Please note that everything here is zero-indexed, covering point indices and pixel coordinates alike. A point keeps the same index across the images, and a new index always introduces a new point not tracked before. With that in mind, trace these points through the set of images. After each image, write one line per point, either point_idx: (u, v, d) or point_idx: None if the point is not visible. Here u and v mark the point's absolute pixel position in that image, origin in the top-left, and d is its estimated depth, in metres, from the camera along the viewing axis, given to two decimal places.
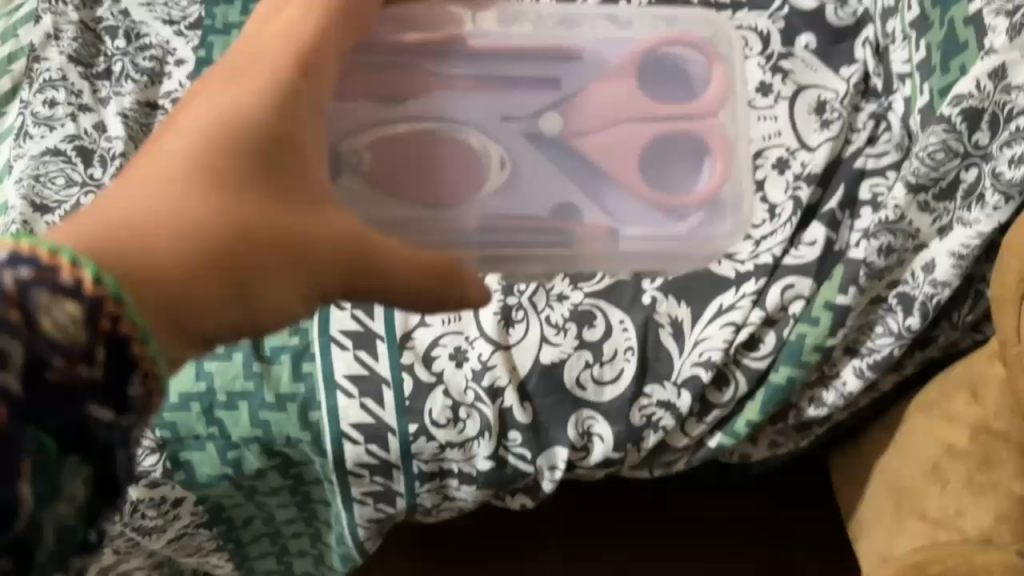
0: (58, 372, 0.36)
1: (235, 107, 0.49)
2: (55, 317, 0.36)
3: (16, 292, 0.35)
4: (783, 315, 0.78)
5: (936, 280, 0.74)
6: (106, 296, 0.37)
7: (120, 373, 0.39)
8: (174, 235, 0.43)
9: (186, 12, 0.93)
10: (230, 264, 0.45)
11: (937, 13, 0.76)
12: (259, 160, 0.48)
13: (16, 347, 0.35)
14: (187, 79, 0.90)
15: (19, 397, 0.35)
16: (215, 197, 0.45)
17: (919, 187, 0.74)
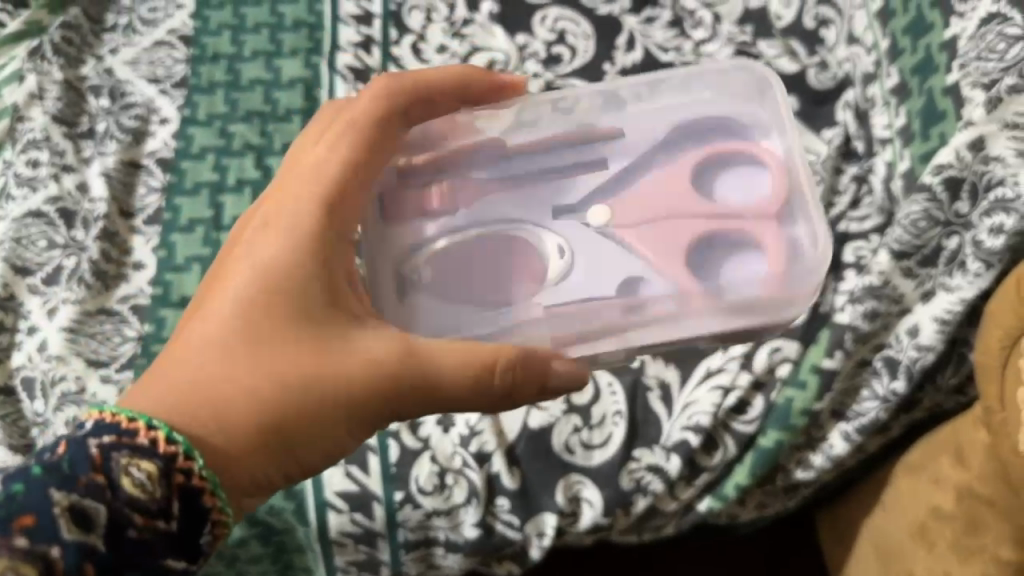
0: (138, 526, 0.47)
1: (269, 269, 0.57)
2: (134, 476, 0.48)
3: (101, 458, 0.47)
4: (771, 377, 0.79)
5: (920, 344, 0.73)
6: (175, 456, 0.50)
7: (187, 518, 0.50)
8: (219, 394, 0.54)
9: (171, 71, 0.93)
10: (275, 420, 0.55)
11: (915, 81, 0.79)
12: (289, 324, 0.56)
13: (98, 509, 0.46)
14: (171, 138, 0.90)
15: (102, 552, 0.45)
16: (257, 360, 0.55)
17: (902, 253, 0.75)
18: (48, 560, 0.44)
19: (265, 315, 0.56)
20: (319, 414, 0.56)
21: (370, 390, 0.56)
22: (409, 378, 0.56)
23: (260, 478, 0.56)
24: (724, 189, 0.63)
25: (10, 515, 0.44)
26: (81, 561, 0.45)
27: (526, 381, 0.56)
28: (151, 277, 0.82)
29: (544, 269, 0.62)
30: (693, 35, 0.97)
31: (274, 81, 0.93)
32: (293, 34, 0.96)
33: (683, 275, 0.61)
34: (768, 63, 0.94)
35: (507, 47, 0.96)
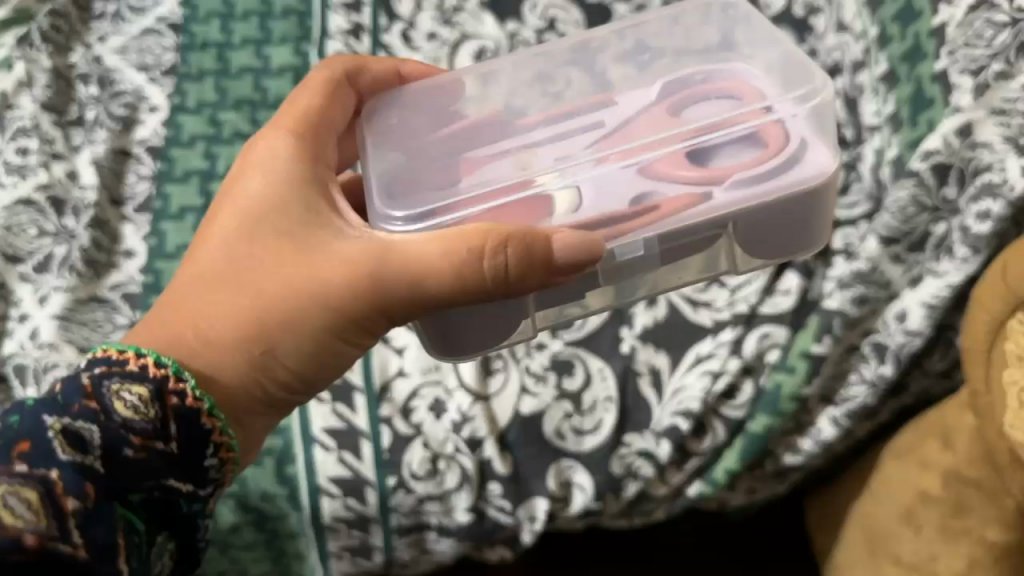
0: (133, 446, 0.52)
1: (252, 204, 0.60)
2: (124, 399, 0.53)
3: (92, 386, 0.53)
4: (760, 363, 0.80)
5: (908, 329, 0.74)
6: (165, 381, 0.54)
7: (186, 440, 0.55)
8: (202, 322, 0.58)
9: (160, 59, 0.93)
10: (270, 336, 0.58)
11: (904, 68, 0.79)
12: (271, 247, 0.59)
13: (92, 431, 0.51)
14: (160, 126, 0.89)
15: (102, 473, 0.51)
16: (244, 284, 0.58)
17: (890, 239, 0.76)
18: (48, 481, 0.48)
19: (242, 244, 0.59)
20: (309, 325, 0.58)
21: (352, 299, 0.57)
22: (389, 283, 0.55)
23: (258, 391, 0.60)
24: (711, 99, 0.58)
25: (12, 441, 0.49)
26: (81, 479, 0.49)
27: (523, 265, 0.51)
28: (142, 265, 0.82)
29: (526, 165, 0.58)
30: None
31: (264, 69, 0.93)
32: (283, 22, 0.96)
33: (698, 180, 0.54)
34: None
35: (497, 35, 0.96)
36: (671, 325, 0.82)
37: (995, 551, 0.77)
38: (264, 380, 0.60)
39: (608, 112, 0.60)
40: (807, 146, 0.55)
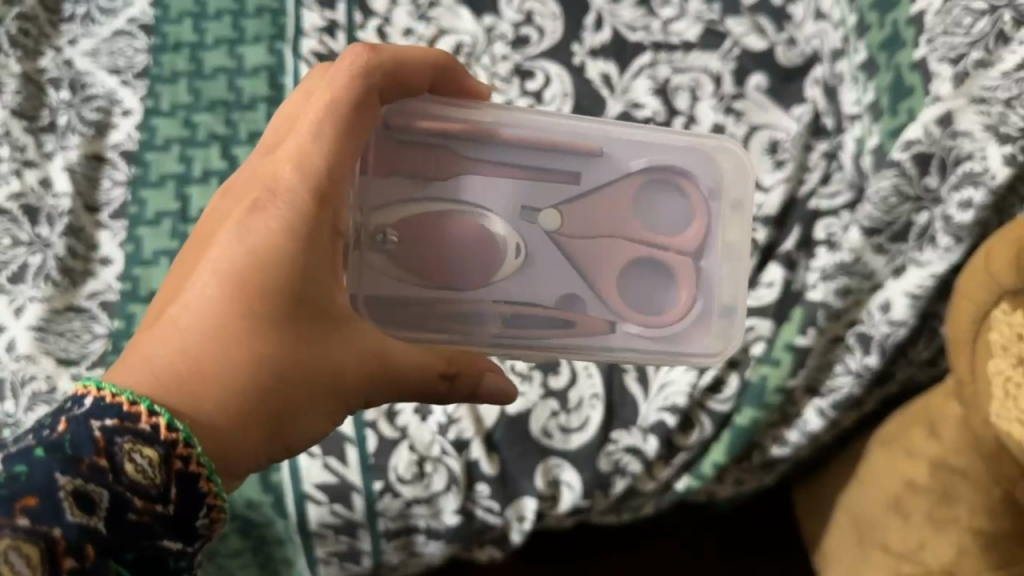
0: (137, 510, 0.43)
1: (268, 241, 0.48)
2: (135, 462, 0.43)
3: (103, 440, 0.43)
4: (745, 356, 0.80)
5: (892, 319, 0.75)
6: (177, 441, 0.45)
7: (189, 503, 0.46)
8: (204, 377, 0.47)
9: (132, 61, 0.92)
10: (273, 408, 0.49)
11: (884, 56, 0.79)
12: (290, 304, 0.49)
13: (101, 492, 0.42)
14: (134, 130, 0.88)
15: (104, 536, 0.41)
16: (255, 340, 0.48)
17: (873, 230, 0.75)
18: (51, 539, 0.39)
19: (261, 297, 0.48)
20: (315, 401, 0.50)
21: (363, 385, 0.51)
22: (400, 373, 0.52)
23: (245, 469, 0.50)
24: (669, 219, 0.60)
25: (12, 495, 0.39)
26: (84, 543, 0.40)
27: (470, 384, 0.54)
28: (119, 272, 0.81)
29: (497, 266, 0.58)
30: (662, 14, 0.97)
31: (237, 69, 0.91)
32: (256, 20, 0.94)
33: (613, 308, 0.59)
34: (736, 41, 0.94)
35: (474, 29, 0.95)
36: None
37: (978, 539, 0.77)
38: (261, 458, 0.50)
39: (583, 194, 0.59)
40: (707, 327, 0.61)
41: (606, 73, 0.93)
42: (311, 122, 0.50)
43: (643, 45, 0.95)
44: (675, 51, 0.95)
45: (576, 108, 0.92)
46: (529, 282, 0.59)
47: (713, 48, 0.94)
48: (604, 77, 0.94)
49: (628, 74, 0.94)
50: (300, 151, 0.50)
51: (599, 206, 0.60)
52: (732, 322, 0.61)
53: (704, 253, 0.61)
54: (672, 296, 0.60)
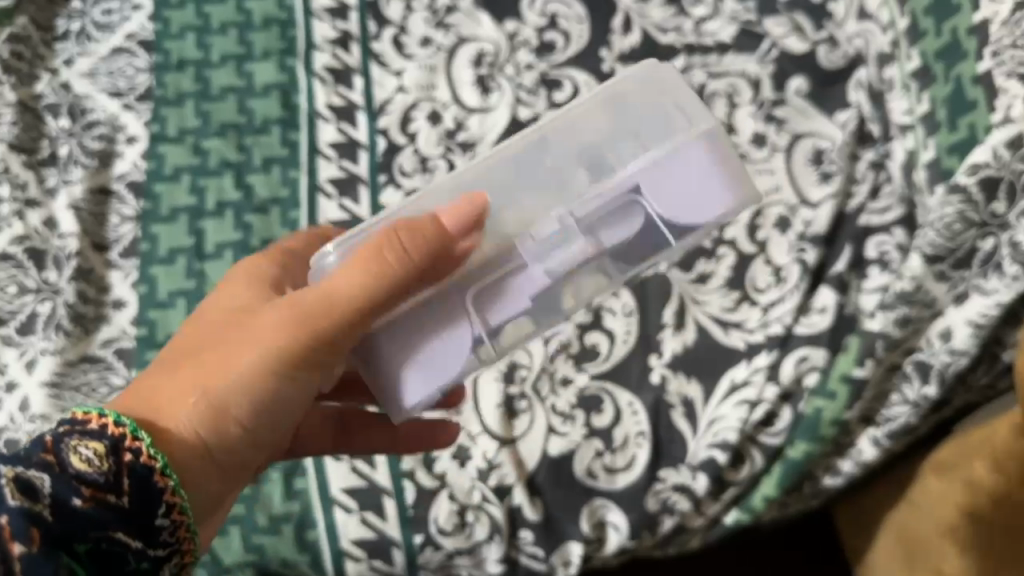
0: (84, 499, 0.44)
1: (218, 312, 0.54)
2: (82, 454, 0.45)
3: (51, 441, 0.45)
4: (797, 388, 0.76)
5: (953, 348, 0.71)
6: (126, 435, 0.46)
7: (140, 500, 0.46)
8: (165, 393, 0.50)
9: (134, 81, 0.87)
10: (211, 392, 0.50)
11: (940, 67, 0.74)
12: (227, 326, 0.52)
13: (44, 480, 0.44)
14: (141, 158, 0.83)
15: (48, 524, 0.43)
16: (197, 358, 0.51)
17: (935, 257, 0.71)
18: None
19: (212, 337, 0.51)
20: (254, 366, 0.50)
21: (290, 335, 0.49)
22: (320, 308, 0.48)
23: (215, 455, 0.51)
24: None
25: None
26: (27, 526, 0.41)
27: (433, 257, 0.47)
28: (133, 316, 0.77)
29: None
30: (693, 13, 0.91)
31: (247, 88, 0.86)
32: (264, 33, 0.88)
33: (629, 212, 0.49)
34: (775, 42, 0.89)
35: (496, 36, 0.89)
36: (703, 351, 0.77)
37: None
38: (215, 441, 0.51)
39: None
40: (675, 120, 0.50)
41: None
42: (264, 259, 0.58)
43: (675, 48, 0.90)
44: (710, 53, 0.89)
45: None
46: None
47: (750, 49, 0.89)
48: None
49: None
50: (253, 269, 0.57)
51: None
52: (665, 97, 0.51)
53: None
54: None
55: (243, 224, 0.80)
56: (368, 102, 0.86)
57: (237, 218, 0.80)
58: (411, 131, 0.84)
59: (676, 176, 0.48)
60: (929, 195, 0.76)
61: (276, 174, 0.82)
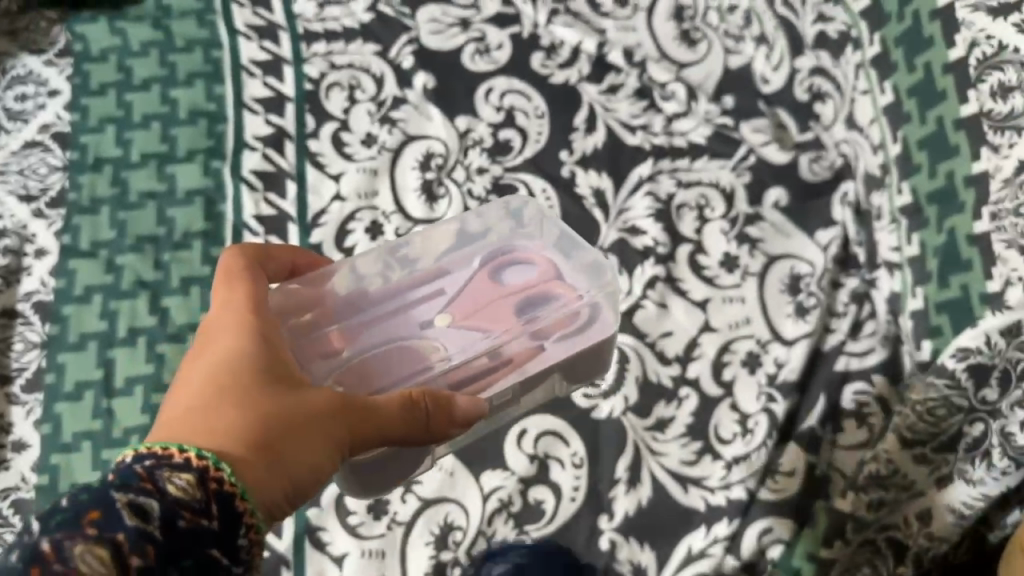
0: (188, 523, 0.37)
1: (229, 355, 0.47)
2: (178, 483, 0.37)
3: (146, 471, 0.37)
4: (760, 560, 0.67)
5: (933, 534, 0.65)
6: (208, 466, 0.39)
7: (232, 527, 0.39)
8: (228, 426, 0.42)
9: (46, 182, 0.79)
10: (271, 433, 0.43)
11: (932, 212, 0.66)
12: (265, 372, 0.46)
13: (151, 505, 0.36)
14: (49, 275, 0.76)
15: (157, 548, 0.35)
16: (244, 395, 0.44)
17: (916, 440, 0.63)
18: (114, 544, 0.34)
19: (251, 384, 0.45)
20: (314, 424, 0.45)
21: (340, 421, 0.47)
22: (367, 408, 0.48)
23: (275, 507, 0.42)
24: (524, 290, 0.63)
25: (74, 513, 0.35)
26: (133, 553, 0.35)
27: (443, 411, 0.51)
28: (35, 460, 0.70)
29: (411, 345, 0.60)
30: (665, 108, 0.83)
31: (168, 193, 0.78)
32: (189, 127, 0.80)
33: (533, 335, 0.62)
34: (753, 148, 0.81)
35: (446, 134, 0.81)
36: (657, 510, 0.69)
37: None
38: (281, 500, 0.43)
39: (448, 275, 0.65)
40: (599, 308, 0.65)
41: (599, 188, 0.80)
42: (245, 287, 0.53)
43: (643, 150, 0.81)
44: (682, 156, 0.81)
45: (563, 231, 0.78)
46: (450, 348, 0.60)
47: (725, 155, 0.81)
48: (597, 193, 0.80)
49: (624, 189, 0.80)
50: (247, 304, 0.51)
51: (475, 310, 0.62)
52: (580, 257, 0.67)
53: (560, 278, 0.65)
54: (562, 303, 0.63)
55: (157, 355, 0.73)
56: (302, 212, 0.78)
57: (150, 349, 0.73)
58: (347, 246, 0.76)
59: (569, 326, 0.63)
60: (916, 350, 0.68)
61: (195, 295, 0.75)
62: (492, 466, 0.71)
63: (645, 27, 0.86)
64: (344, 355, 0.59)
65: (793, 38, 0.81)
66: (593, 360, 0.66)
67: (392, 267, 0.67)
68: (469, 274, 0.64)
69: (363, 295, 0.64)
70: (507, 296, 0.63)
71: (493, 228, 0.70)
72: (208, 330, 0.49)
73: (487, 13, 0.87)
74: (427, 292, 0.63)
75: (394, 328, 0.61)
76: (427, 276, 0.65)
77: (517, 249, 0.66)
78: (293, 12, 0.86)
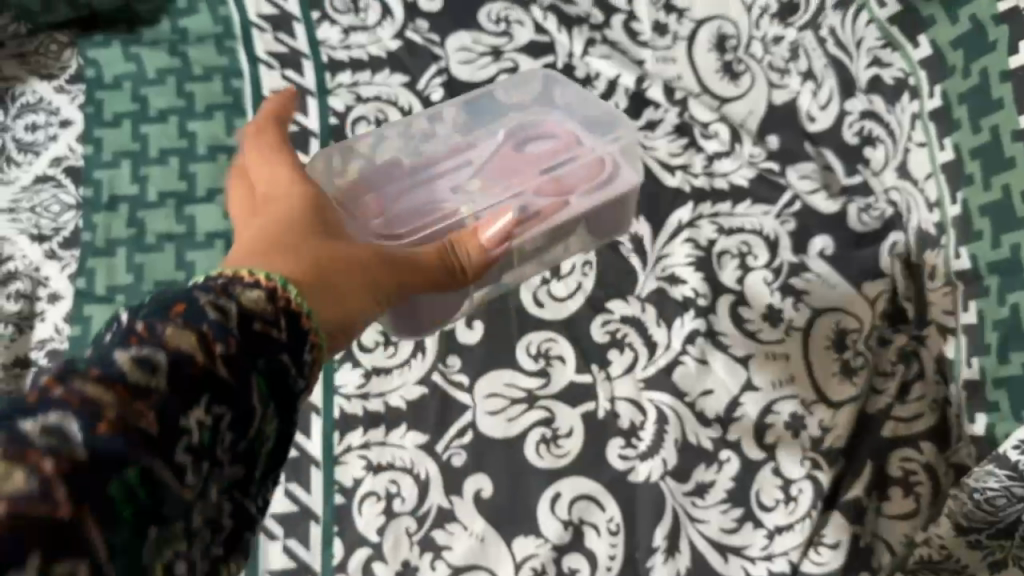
0: (259, 328, 0.36)
1: (282, 206, 0.48)
2: (250, 294, 0.36)
3: (220, 286, 0.36)
4: None
5: None
6: (279, 287, 0.38)
7: (300, 338, 0.38)
8: (288, 254, 0.42)
9: (59, 221, 0.75)
10: (326, 262, 0.44)
11: (994, 281, 0.63)
12: (316, 219, 0.47)
13: (232, 306, 0.35)
14: (64, 321, 0.71)
15: (238, 343, 0.34)
16: (303, 240, 0.44)
17: (971, 528, 0.63)
18: (202, 333, 0.33)
19: (303, 228, 0.46)
20: (360, 258, 0.46)
21: (384, 266, 0.48)
22: (402, 265, 0.50)
23: (336, 331, 0.43)
24: (547, 147, 0.72)
25: (158, 306, 0.34)
26: (217, 339, 0.34)
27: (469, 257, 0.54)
28: None
29: (445, 203, 0.69)
30: (707, 147, 0.80)
31: (187, 235, 0.74)
32: (209, 163, 0.77)
33: (553, 193, 0.67)
34: (798, 194, 0.78)
35: None
36: None
37: None
38: (345, 336, 0.44)
39: (478, 146, 0.73)
40: (622, 169, 0.70)
41: (637, 234, 0.78)
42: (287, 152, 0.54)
43: (684, 193, 0.78)
44: (722, 200, 0.78)
45: (601, 284, 0.77)
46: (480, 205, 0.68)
47: (769, 200, 0.78)
48: (635, 239, 0.78)
49: (663, 237, 0.77)
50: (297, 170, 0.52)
51: (502, 165, 0.71)
52: (611, 126, 0.74)
53: (586, 143, 0.72)
54: (581, 166, 0.70)
55: None
56: None
57: None
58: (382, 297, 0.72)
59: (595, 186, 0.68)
60: (969, 422, 0.65)
61: None
62: (526, 533, 0.68)
63: (685, 60, 0.83)
64: (386, 220, 0.66)
65: (845, 80, 0.76)
66: (611, 213, 0.71)
67: (427, 139, 0.73)
68: (497, 142, 0.72)
69: (399, 165, 0.71)
70: (529, 160, 0.71)
71: (512, 99, 0.76)
72: (261, 190, 0.51)
73: (519, 41, 0.83)
74: (463, 155, 0.72)
75: (431, 197, 0.69)
76: (455, 148, 0.72)
77: (542, 121, 0.74)
78: (316, 39, 0.82)
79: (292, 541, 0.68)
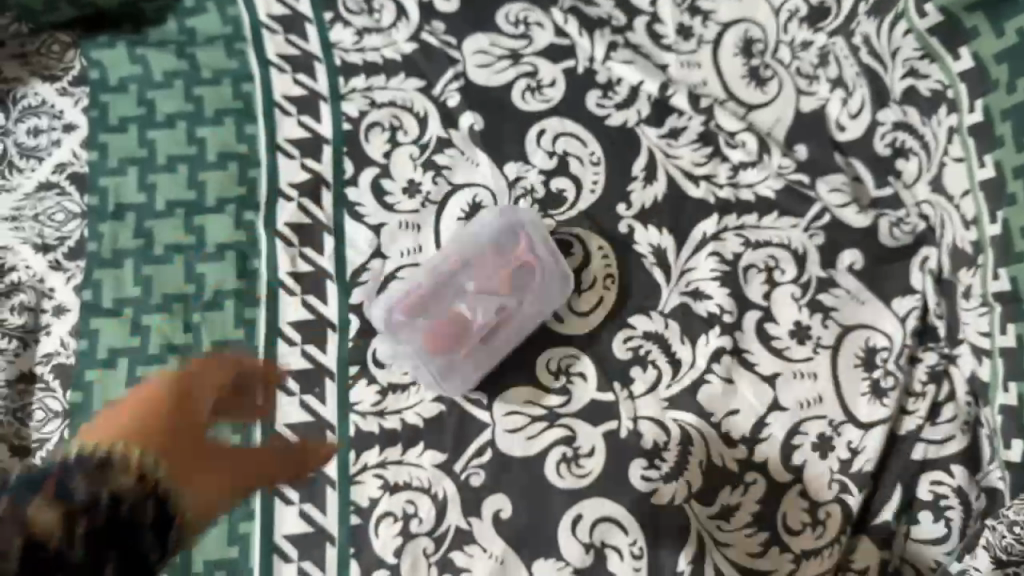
0: (124, 510, 0.35)
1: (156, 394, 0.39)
2: (121, 484, 0.36)
3: (94, 469, 0.36)
4: None
5: None
6: (150, 477, 0.37)
7: (168, 527, 0.37)
8: (173, 448, 0.38)
9: (64, 231, 0.72)
10: (223, 486, 0.40)
11: None
12: (189, 396, 0.40)
13: (89, 496, 0.35)
14: (70, 335, 0.70)
15: (95, 527, 0.35)
16: (185, 406, 0.39)
17: (1009, 561, 0.60)
18: (55, 531, 0.34)
19: (190, 399, 0.40)
20: (250, 474, 0.42)
21: (273, 478, 0.44)
22: (285, 472, 0.45)
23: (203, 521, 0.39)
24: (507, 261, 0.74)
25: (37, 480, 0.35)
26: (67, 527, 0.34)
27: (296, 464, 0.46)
28: None
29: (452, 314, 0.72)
30: (732, 156, 0.77)
31: (198, 247, 0.72)
32: (218, 171, 0.74)
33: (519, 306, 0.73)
34: (826, 206, 0.75)
35: (495, 182, 0.76)
36: None
37: None
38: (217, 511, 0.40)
39: (456, 262, 0.74)
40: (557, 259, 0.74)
41: (659, 248, 0.74)
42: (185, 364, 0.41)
43: (708, 204, 0.76)
44: (748, 212, 0.75)
45: (623, 294, 0.74)
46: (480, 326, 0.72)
47: (796, 213, 0.75)
48: (656, 252, 0.75)
49: (687, 248, 0.75)
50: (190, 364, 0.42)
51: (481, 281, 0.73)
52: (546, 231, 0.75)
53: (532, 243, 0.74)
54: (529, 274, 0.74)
55: None
56: (342, 271, 0.73)
57: None
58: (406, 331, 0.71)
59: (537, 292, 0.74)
60: (1003, 447, 0.63)
61: None
62: (545, 556, 0.67)
63: (710, 64, 0.80)
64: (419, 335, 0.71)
65: (878, 90, 0.75)
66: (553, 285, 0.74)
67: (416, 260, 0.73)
68: (471, 260, 0.74)
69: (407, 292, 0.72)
70: (495, 279, 0.74)
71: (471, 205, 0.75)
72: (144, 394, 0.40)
73: (539, 44, 0.80)
74: (453, 270, 0.73)
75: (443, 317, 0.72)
76: (442, 267, 0.73)
77: (500, 238, 0.74)
78: (329, 40, 0.80)
79: (307, 564, 0.66)
